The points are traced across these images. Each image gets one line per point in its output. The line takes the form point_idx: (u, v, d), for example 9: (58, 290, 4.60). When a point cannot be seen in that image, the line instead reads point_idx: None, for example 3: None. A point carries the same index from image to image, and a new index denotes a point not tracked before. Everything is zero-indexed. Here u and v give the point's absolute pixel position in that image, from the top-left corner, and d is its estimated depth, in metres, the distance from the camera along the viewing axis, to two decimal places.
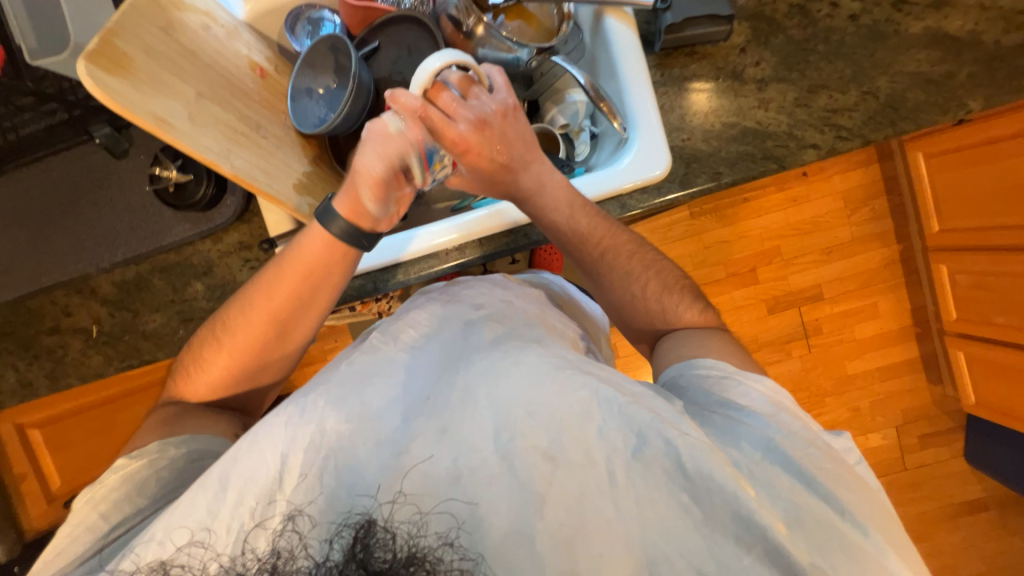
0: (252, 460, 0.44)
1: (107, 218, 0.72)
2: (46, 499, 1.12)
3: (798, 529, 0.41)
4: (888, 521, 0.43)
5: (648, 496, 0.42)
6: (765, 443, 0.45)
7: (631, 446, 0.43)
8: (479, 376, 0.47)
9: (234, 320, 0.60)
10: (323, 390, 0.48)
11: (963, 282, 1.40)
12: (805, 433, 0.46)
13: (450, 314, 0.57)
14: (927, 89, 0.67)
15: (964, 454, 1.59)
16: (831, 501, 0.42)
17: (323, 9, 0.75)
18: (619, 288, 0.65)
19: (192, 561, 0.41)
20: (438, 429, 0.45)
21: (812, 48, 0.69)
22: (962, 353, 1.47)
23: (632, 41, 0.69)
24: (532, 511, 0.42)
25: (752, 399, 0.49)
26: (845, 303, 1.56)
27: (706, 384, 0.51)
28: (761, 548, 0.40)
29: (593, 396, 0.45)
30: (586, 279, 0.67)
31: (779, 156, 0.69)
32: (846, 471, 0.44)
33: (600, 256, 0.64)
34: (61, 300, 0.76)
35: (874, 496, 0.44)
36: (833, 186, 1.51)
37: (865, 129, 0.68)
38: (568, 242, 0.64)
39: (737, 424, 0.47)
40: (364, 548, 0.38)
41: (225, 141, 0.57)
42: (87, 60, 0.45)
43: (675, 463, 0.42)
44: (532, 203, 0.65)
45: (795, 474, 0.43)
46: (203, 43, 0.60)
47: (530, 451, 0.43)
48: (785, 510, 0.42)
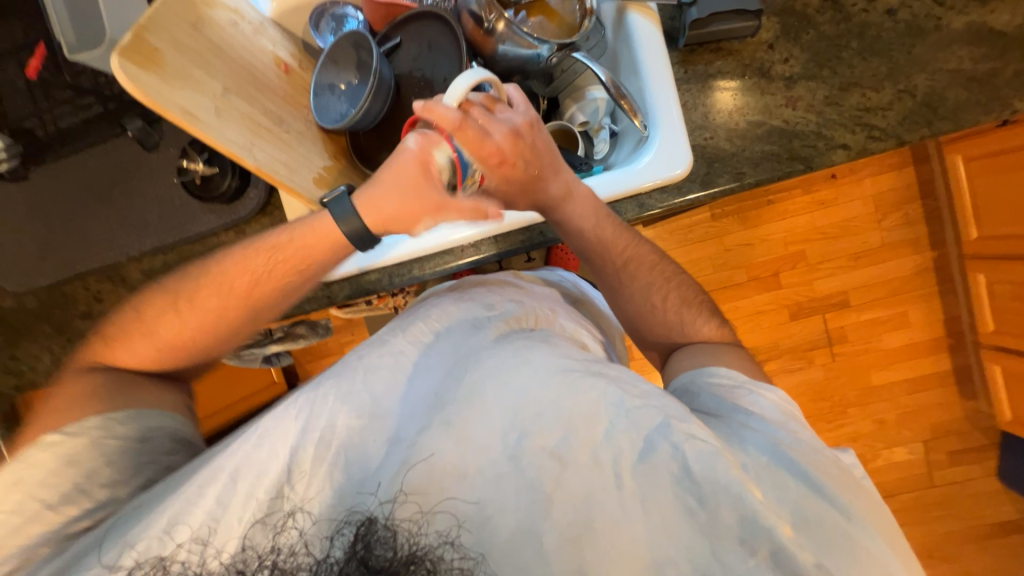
0: (262, 455, 0.45)
1: (137, 208, 0.75)
2: None
3: (805, 530, 0.40)
4: (894, 531, 0.43)
5: (653, 499, 0.41)
6: (774, 448, 0.44)
7: (636, 450, 0.43)
8: (489, 374, 0.47)
9: (192, 290, 0.60)
10: (332, 382, 0.49)
11: (1003, 293, 1.33)
12: (815, 441, 0.46)
13: (457, 310, 0.57)
14: (969, 88, 0.63)
15: (999, 473, 1.51)
16: (837, 505, 0.41)
17: (347, 5, 0.76)
18: (633, 297, 0.64)
19: (191, 558, 0.42)
20: (445, 423, 0.45)
21: (845, 45, 0.66)
22: (998, 367, 1.40)
23: (656, 37, 0.67)
24: (539, 510, 0.41)
25: (763, 406, 0.48)
26: (873, 311, 1.51)
27: (717, 391, 0.51)
28: (767, 551, 0.39)
29: (602, 398, 0.45)
30: (603, 283, 0.67)
31: (806, 157, 0.66)
32: (854, 481, 0.44)
33: (622, 266, 0.65)
34: (93, 286, 0.78)
35: (880, 506, 0.44)
36: (864, 189, 1.46)
37: (900, 130, 0.65)
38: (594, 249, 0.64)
39: (745, 429, 0.46)
40: (364, 545, 0.40)
41: (248, 134, 0.58)
42: (120, 55, 0.47)
43: (680, 467, 0.42)
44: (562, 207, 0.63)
45: (803, 478, 0.42)
46: (231, 39, 0.61)
47: (538, 452, 0.43)
48: (793, 513, 0.41)
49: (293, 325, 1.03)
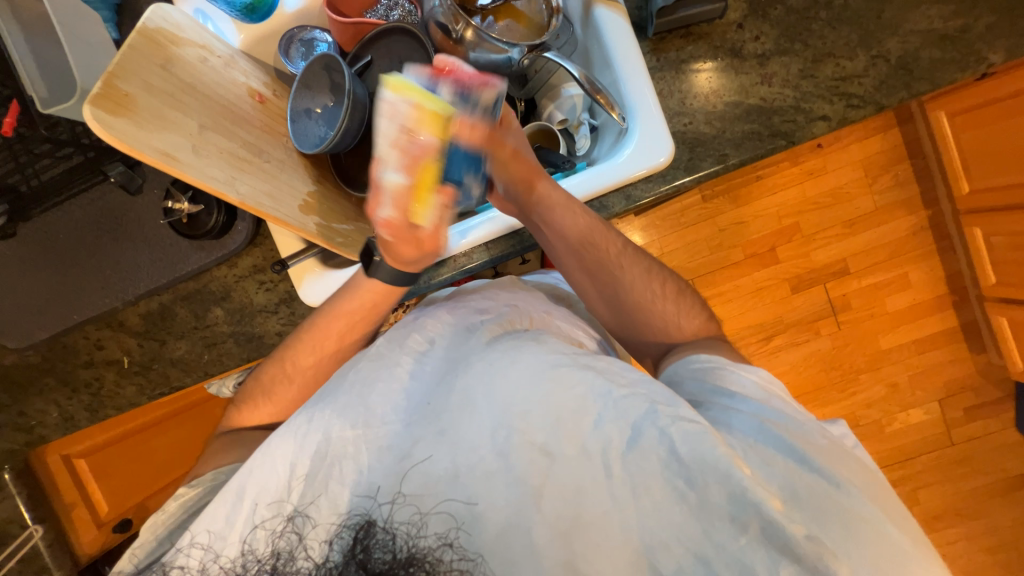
0: (263, 471, 0.45)
1: (127, 253, 0.75)
2: (94, 525, 1.09)
3: (796, 503, 0.39)
4: (889, 502, 0.42)
5: (644, 484, 0.41)
6: (759, 426, 0.44)
7: (627, 437, 0.42)
8: (476, 377, 0.47)
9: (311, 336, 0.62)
10: (329, 399, 0.49)
11: (1001, 245, 1.32)
12: (799, 416, 0.46)
13: (448, 318, 0.57)
14: (942, 46, 0.63)
15: (1017, 424, 1.50)
16: (827, 475, 0.41)
17: (314, 29, 0.77)
18: (622, 287, 0.62)
19: (191, 562, 0.43)
20: (436, 432, 0.45)
21: (814, 16, 0.66)
22: (1005, 318, 1.39)
23: (624, 29, 0.67)
24: (529, 505, 0.41)
25: (747, 387, 0.49)
26: (874, 276, 1.50)
27: (701, 375, 0.52)
28: (757, 526, 0.38)
29: (589, 390, 0.44)
30: (586, 279, 0.64)
31: (787, 132, 0.66)
32: (844, 457, 0.43)
33: (613, 257, 0.62)
34: (93, 335, 0.80)
35: (870, 476, 0.43)
36: (851, 155, 1.45)
37: (878, 95, 0.65)
38: (578, 241, 0.62)
39: (729, 410, 0.47)
40: (363, 549, 0.40)
41: (229, 168, 0.58)
42: (91, 104, 0.47)
43: (667, 449, 0.41)
44: (535, 188, 0.63)
45: (790, 452, 0.42)
46: (202, 75, 0.61)
47: (527, 447, 0.43)
48: (783, 487, 0.40)
49: None
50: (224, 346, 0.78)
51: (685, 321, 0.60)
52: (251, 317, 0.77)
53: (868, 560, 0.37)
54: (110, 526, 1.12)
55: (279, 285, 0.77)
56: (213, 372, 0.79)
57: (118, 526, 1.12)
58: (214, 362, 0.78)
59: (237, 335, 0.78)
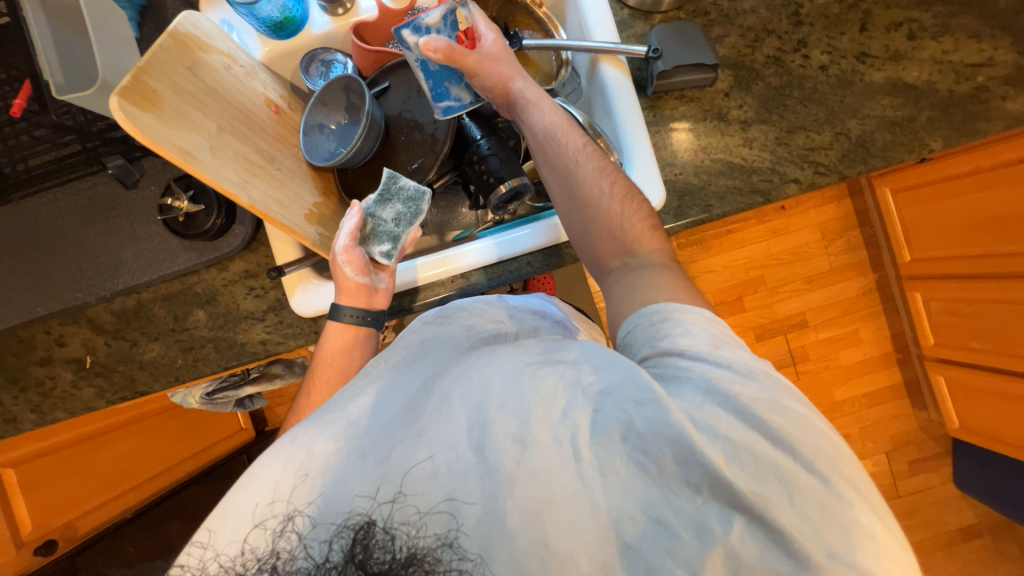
0: (252, 485, 0.40)
1: (111, 246, 0.73)
2: (14, 546, 0.94)
3: (737, 463, 0.37)
4: (837, 450, 0.40)
5: (611, 466, 0.38)
6: (707, 384, 0.41)
7: (593, 423, 0.39)
8: (454, 379, 0.43)
9: (308, 388, 0.64)
10: (314, 414, 0.45)
11: (938, 309, 1.46)
12: (746, 365, 0.43)
13: (434, 329, 0.54)
14: (893, 131, 0.73)
15: (954, 480, 1.60)
16: (768, 432, 0.38)
17: (337, 52, 0.79)
18: (576, 178, 0.61)
19: (192, 560, 0.40)
20: (415, 431, 0.41)
21: (788, 94, 0.75)
22: (942, 377, 1.51)
23: (626, 86, 0.74)
24: (502, 490, 0.38)
25: (693, 335, 0.45)
26: (829, 330, 1.62)
27: (650, 330, 0.48)
28: (707, 483, 0.37)
29: (560, 381, 0.41)
30: (549, 173, 0.64)
31: (765, 190, 0.74)
32: (795, 408, 0.40)
33: (581, 148, 0.63)
34: (56, 330, 0.75)
35: (820, 424, 0.41)
36: (810, 218, 1.60)
37: (841, 166, 0.74)
38: (545, 136, 0.64)
39: (678, 371, 0.43)
40: (363, 549, 0.37)
41: (242, 172, 0.59)
42: (120, 96, 0.47)
43: (627, 424, 0.39)
44: (512, 88, 0.67)
45: (734, 410, 0.39)
46: (224, 81, 0.63)
47: (500, 438, 0.39)
48: (724, 447, 0.38)
49: (271, 364, 0.98)
50: (201, 352, 0.75)
51: (631, 222, 0.59)
52: (235, 323, 0.75)
53: (807, 513, 0.36)
54: (30, 548, 0.97)
55: (269, 292, 0.75)
56: (185, 379, 0.75)
57: (40, 549, 0.98)
58: (188, 368, 0.75)
59: (217, 340, 0.75)
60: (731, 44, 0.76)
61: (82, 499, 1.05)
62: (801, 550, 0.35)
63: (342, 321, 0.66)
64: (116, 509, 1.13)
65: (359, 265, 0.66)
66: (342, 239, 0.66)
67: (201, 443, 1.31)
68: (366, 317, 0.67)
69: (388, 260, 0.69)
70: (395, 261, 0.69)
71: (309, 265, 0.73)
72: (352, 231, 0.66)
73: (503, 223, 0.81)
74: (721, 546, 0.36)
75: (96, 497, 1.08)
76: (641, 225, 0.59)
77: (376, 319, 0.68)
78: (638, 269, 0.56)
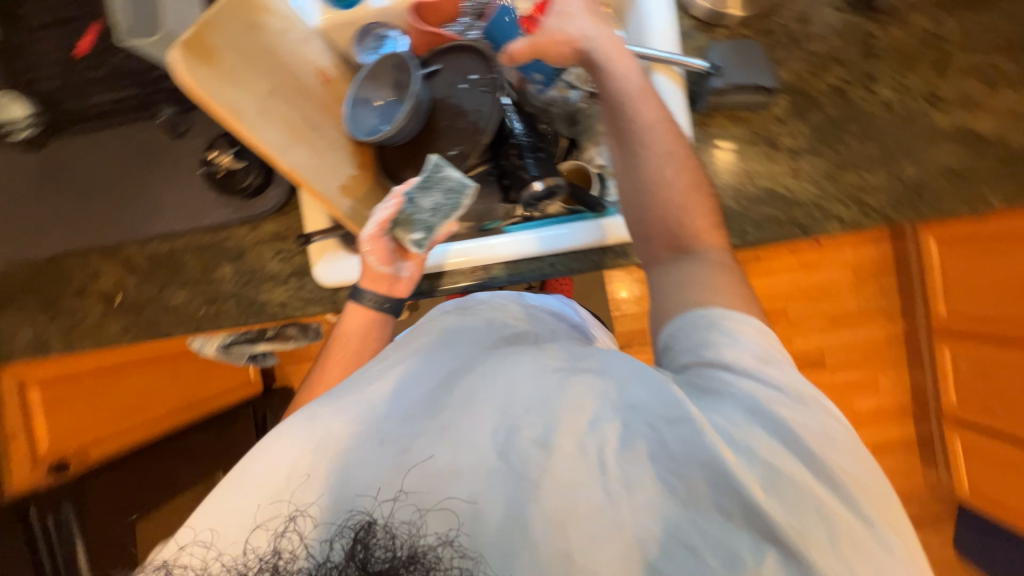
0: (267, 465, 0.42)
1: (155, 193, 0.75)
2: (29, 459, 0.99)
3: (774, 492, 0.36)
4: (882, 491, 0.38)
5: (640, 483, 0.37)
6: (751, 405, 0.40)
7: (621, 437, 0.39)
8: (479, 377, 0.44)
9: (322, 365, 0.66)
10: (330, 396, 0.46)
11: (965, 369, 1.40)
12: (799, 386, 0.42)
13: (455, 321, 0.54)
14: (953, 181, 0.70)
15: (954, 545, 1.55)
16: (812, 461, 0.38)
17: (391, 28, 0.79)
18: (639, 159, 0.58)
19: (194, 561, 0.40)
20: (437, 428, 0.41)
21: (845, 128, 0.72)
22: (958, 439, 1.46)
23: (680, 100, 0.72)
24: (526, 498, 0.38)
25: (742, 346, 0.44)
26: (846, 373, 1.58)
27: (695, 335, 0.46)
28: (740, 511, 0.36)
29: (589, 391, 0.41)
30: (616, 150, 0.60)
31: (804, 224, 0.71)
32: (842, 439, 0.39)
33: (655, 123, 0.58)
34: (91, 265, 0.78)
35: (864, 456, 0.40)
36: (845, 257, 1.55)
37: (890, 210, 0.71)
38: (618, 104, 0.59)
39: (724, 386, 0.42)
40: (364, 547, 0.38)
41: (285, 137, 0.60)
42: (180, 49, 0.48)
43: (657, 441, 0.38)
44: (585, 46, 0.61)
45: (779, 436, 0.39)
46: (280, 45, 0.64)
47: (526, 444, 0.39)
48: (762, 474, 0.37)
49: (287, 325, 1.01)
50: (224, 306, 0.77)
51: (693, 218, 0.56)
52: (259, 282, 0.77)
53: (842, 550, 0.35)
54: (44, 465, 1.01)
55: (295, 257, 0.76)
56: (205, 329, 0.77)
57: (54, 466, 1.02)
58: (209, 319, 0.77)
59: (240, 296, 0.77)
60: (794, 69, 0.74)
61: (99, 425, 1.12)
62: None
63: (365, 304, 0.67)
64: (129, 442, 1.17)
65: (382, 257, 0.66)
66: (369, 230, 0.65)
67: (209, 389, 1.38)
68: (388, 300, 0.68)
69: (417, 249, 0.67)
70: (425, 250, 0.68)
71: (337, 236, 0.74)
72: (381, 224, 0.65)
73: (532, 220, 0.80)
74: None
75: (113, 426, 1.14)
76: (701, 222, 0.56)
77: (393, 307, 0.68)
78: (691, 264, 0.53)
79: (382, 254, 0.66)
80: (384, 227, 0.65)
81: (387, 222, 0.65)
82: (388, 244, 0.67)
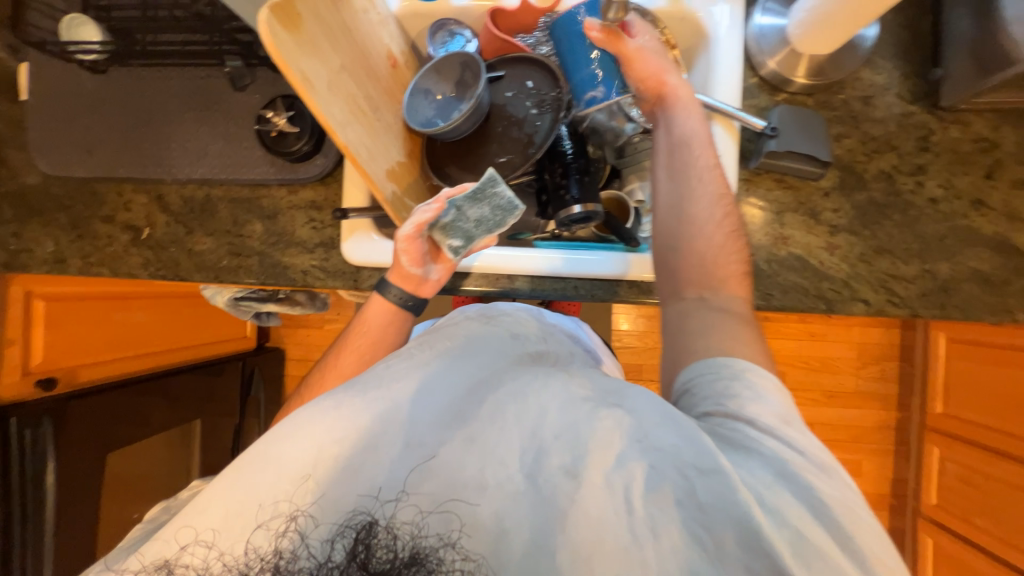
0: (286, 453, 0.41)
1: (204, 138, 0.76)
2: (21, 370, 0.95)
3: (803, 561, 0.35)
4: (904, 571, 0.37)
5: (664, 528, 0.37)
6: (781, 466, 0.39)
7: (648, 479, 0.39)
8: (509, 394, 0.45)
9: (340, 350, 0.67)
10: (355, 385, 0.45)
11: (951, 471, 1.39)
12: (819, 451, 0.40)
13: (479, 329, 0.55)
14: (983, 287, 0.70)
15: None
16: (839, 533, 0.36)
17: (466, 28, 0.80)
18: (687, 195, 0.59)
19: (196, 561, 0.38)
20: (467, 436, 0.42)
21: (887, 214, 0.73)
22: (930, 540, 1.45)
23: (732, 152, 0.73)
24: (553, 521, 0.39)
25: (765, 402, 0.43)
26: (832, 451, 1.57)
27: (717, 385, 0.45)
28: (769, 574, 0.35)
29: (618, 426, 0.41)
30: (666, 181, 0.62)
31: (830, 299, 0.72)
32: (864, 511, 0.38)
33: (709, 167, 0.60)
34: (126, 195, 0.79)
35: (886, 535, 0.38)
36: (852, 335, 1.55)
37: (916, 304, 0.71)
38: (680, 141, 0.61)
39: (750, 443, 0.40)
40: (365, 548, 0.38)
41: (347, 113, 0.61)
42: (270, 10, 0.49)
43: (685, 488, 0.38)
44: (666, 81, 0.64)
45: (807, 503, 0.37)
46: (359, 24, 0.65)
47: (554, 471, 0.40)
48: (792, 540, 0.36)
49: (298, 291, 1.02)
50: (246, 261, 0.77)
51: (726, 262, 0.56)
52: (285, 246, 0.77)
53: None
54: (33, 378, 0.98)
55: (326, 229, 0.77)
56: (223, 280, 0.78)
57: (42, 381, 0.99)
58: (229, 271, 0.77)
59: (264, 255, 0.77)
60: (848, 146, 0.75)
61: (91, 347, 1.09)
62: None
63: (389, 299, 0.68)
64: (115, 371, 1.15)
65: (415, 258, 0.66)
66: (403, 232, 0.64)
67: (199, 335, 1.38)
68: (412, 299, 0.69)
69: (451, 255, 0.68)
70: (459, 258, 0.68)
71: (372, 218, 0.74)
72: (415, 228, 0.63)
73: (559, 239, 0.78)
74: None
75: (102, 352, 1.12)
76: (735, 266, 0.56)
77: (415, 305, 0.69)
78: (719, 311, 0.53)
79: (416, 254, 0.66)
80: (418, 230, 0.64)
81: (421, 227, 0.63)
82: (423, 245, 0.66)
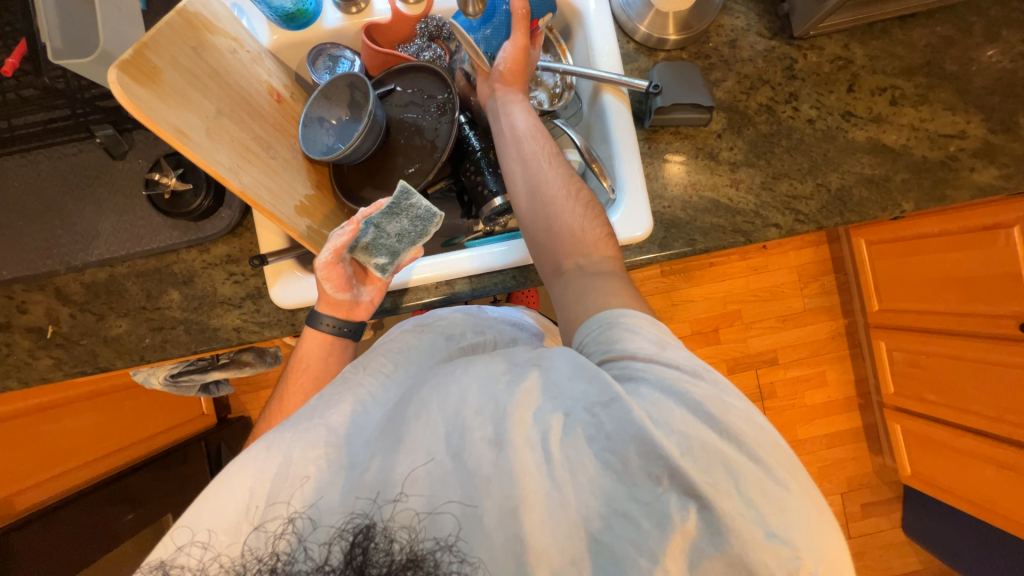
0: (234, 494, 0.39)
1: (91, 217, 0.71)
2: None
3: (691, 457, 0.37)
4: (775, 441, 0.40)
5: (581, 465, 0.38)
6: (662, 383, 0.42)
7: (564, 426, 0.40)
8: (432, 389, 0.44)
9: (281, 394, 0.64)
10: (289, 421, 0.44)
11: (899, 359, 1.52)
12: (693, 364, 0.43)
13: (414, 336, 0.55)
14: (870, 188, 0.77)
15: (902, 525, 1.66)
16: (720, 425, 0.39)
17: (345, 49, 0.79)
18: (541, 179, 0.63)
19: (191, 562, 0.38)
20: (392, 439, 0.41)
21: (776, 142, 0.79)
22: (898, 425, 1.57)
23: (626, 118, 0.77)
24: (478, 490, 0.38)
25: (640, 336, 0.46)
26: (797, 369, 1.68)
27: (600, 333, 0.48)
28: (666, 476, 0.37)
29: (536, 387, 0.42)
30: (519, 169, 0.64)
31: (747, 231, 0.77)
32: (735, 400, 0.41)
33: (553, 154, 0.65)
34: (18, 296, 0.73)
35: (759, 418, 0.41)
36: (789, 260, 1.66)
37: (820, 217, 0.77)
38: (522, 136, 0.66)
39: (632, 371, 0.43)
40: (363, 552, 0.37)
41: (236, 157, 0.59)
42: (119, 69, 0.46)
43: (594, 426, 0.39)
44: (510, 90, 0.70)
45: (690, 406, 0.40)
46: (229, 66, 0.63)
47: (478, 444, 0.40)
48: (679, 442, 0.38)
49: (242, 351, 0.97)
50: (171, 333, 0.73)
51: (590, 226, 0.60)
52: (210, 307, 0.73)
53: (752, 499, 0.36)
54: None
55: (249, 280, 0.74)
56: (150, 359, 0.73)
57: None
58: (155, 349, 0.73)
59: (189, 323, 0.73)
60: (728, 89, 0.80)
61: (24, 470, 0.98)
62: (745, 535, 0.35)
63: (322, 330, 0.67)
64: (54, 490, 1.04)
65: (339, 285, 0.64)
66: (322, 259, 0.61)
67: (148, 428, 1.28)
68: (347, 325, 0.68)
69: (381, 273, 0.67)
70: (389, 275, 0.68)
71: (293, 256, 0.72)
72: (335, 253, 0.61)
73: (492, 234, 0.80)
74: (679, 532, 0.36)
75: (38, 472, 1.01)
76: (598, 231, 0.60)
77: (354, 331, 0.69)
78: (591, 274, 0.56)
79: (339, 281, 0.64)
80: (337, 255, 0.61)
81: (339, 249, 0.61)
82: (344, 271, 0.64)
